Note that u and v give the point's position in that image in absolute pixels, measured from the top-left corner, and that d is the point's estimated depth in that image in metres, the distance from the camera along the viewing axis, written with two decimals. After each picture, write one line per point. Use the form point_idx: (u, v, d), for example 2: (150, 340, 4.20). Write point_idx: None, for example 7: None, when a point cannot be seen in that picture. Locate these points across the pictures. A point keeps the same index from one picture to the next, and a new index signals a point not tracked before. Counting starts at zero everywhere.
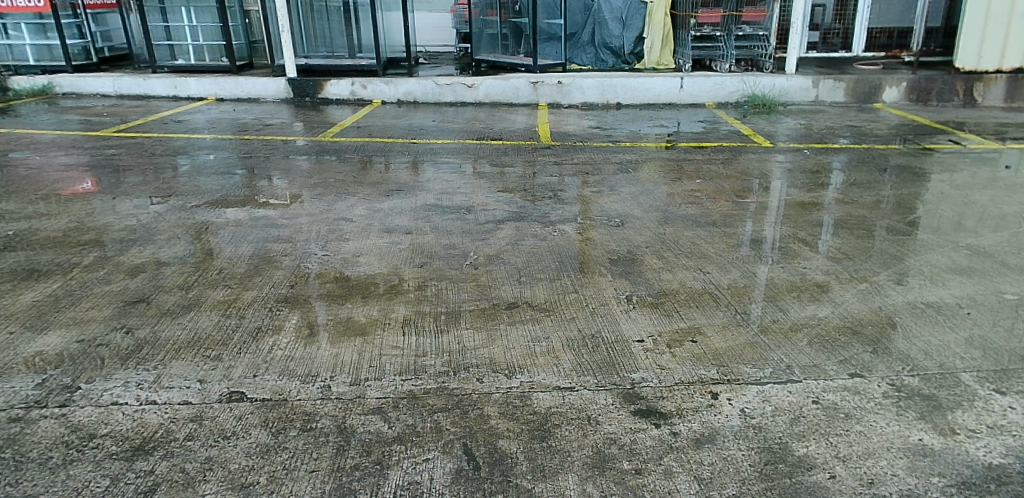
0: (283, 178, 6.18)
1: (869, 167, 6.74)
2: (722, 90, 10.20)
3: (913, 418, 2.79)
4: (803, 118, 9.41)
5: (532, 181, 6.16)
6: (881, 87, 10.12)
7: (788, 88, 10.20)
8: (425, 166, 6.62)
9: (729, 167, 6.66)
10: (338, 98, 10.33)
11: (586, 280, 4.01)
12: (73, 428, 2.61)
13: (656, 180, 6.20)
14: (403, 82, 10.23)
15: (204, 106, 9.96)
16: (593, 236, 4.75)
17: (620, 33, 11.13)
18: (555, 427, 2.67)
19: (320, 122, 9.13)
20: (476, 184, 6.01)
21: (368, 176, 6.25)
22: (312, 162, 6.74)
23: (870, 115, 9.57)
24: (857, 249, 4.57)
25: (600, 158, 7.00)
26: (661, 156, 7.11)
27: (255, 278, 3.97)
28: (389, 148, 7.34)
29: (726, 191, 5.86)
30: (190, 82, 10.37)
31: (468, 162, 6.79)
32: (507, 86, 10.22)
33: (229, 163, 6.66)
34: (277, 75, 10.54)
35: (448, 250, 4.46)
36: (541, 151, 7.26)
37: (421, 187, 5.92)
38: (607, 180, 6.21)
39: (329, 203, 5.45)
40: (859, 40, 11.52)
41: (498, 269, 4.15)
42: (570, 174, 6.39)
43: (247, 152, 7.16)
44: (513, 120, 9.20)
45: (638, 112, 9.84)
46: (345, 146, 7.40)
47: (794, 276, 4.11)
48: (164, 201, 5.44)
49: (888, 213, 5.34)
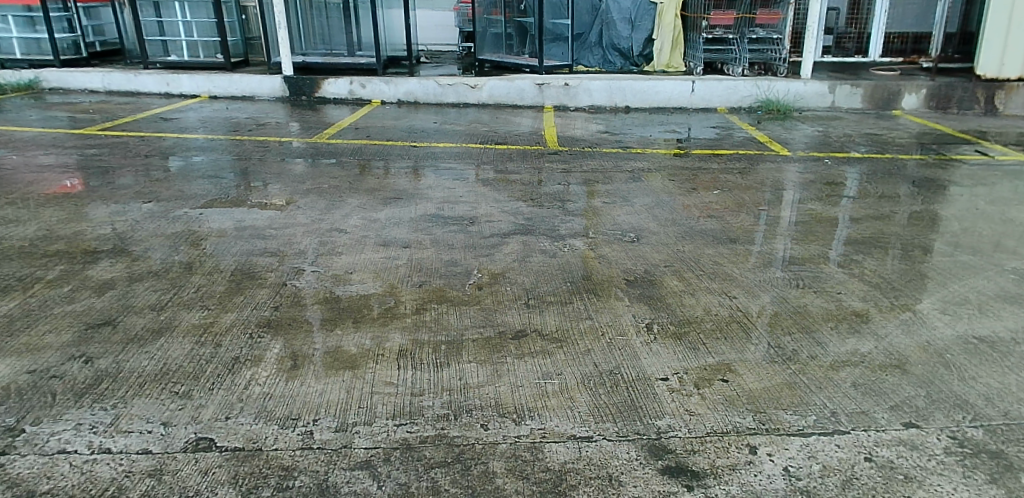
0: (274, 182, 5.81)
1: (896, 179, 6.37)
2: (734, 95, 9.85)
3: (982, 481, 2.43)
4: (819, 125, 9.05)
5: (539, 190, 5.80)
6: (899, 94, 9.77)
7: (803, 93, 9.84)
8: (426, 172, 6.25)
9: (746, 177, 6.29)
10: (336, 98, 9.97)
11: (601, 304, 3.65)
12: (9, 483, 2.26)
13: (671, 190, 5.84)
14: (404, 82, 9.85)
15: (197, 104, 9.60)
16: (606, 253, 4.38)
17: (629, 34, 10.79)
18: (572, 489, 2.30)
19: (317, 122, 8.76)
20: (480, 193, 5.65)
21: (365, 182, 5.88)
22: (306, 166, 6.37)
23: (888, 122, 9.21)
24: (894, 273, 4.20)
25: (610, 165, 6.63)
26: (674, 164, 6.74)
27: (236, 298, 3.61)
28: (389, 152, 6.98)
29: (746, 205, 5.48)
30: (183, 78, 9.99)
31: (472, 168, 6.43)
32: (512, 87, 9.86)
33: (219, 165, 6.29)
34: (274, 73, 10.17)
35: (449, 268, 4.10)
36: (549, 157, 6.89)
37: (421, 194, 5.57)
38: (618, 189, 5.85)
39: (323, 212, 5.08)
40: (876, 45, 11.13)
41: (504, 291, 3.78)
42: (577, 183, 6.04)
43: (239, 153, 6.79)
44: (518, 123, 8.83)
45: (648, 116, 9.47)
46: (342, 149, 7.04)
47: (829, 303, 3.74)
48: (145, 207, 5.08)
49: (922, 231, 4.97)
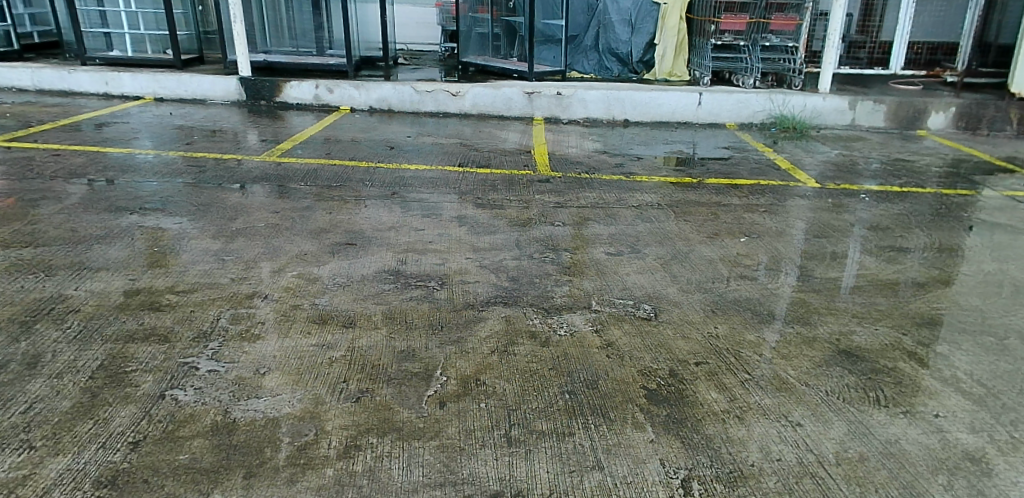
0: (197, 218, 4.64)
1: (951, 222, 5.33)
2: (746, 109, 8.79)
3: None
4: (841, 147, 8.04)
5: (527, 232, 4.69)
6: (928, 112, 8.75)
7: (822, 109, 8.79)
8: (390, 204, 5.14)
9: (776, 218, 5.24)
10: (299, 103, 8.79)
11: (613, 435, 2.59)
12: None
13: (689, 236, 4.78)
14: (376, 87, 8.69)
15: (137, 107, 8.38)
16: (617, 340, 3.28)
17: (628, 38, 9.74)
18: None
19: (272, 133, 7.60)
20: (455, 238, 4.54)
21: (312, 219, 4.74)
22: (244, 194, 5.20)
23: (917, 145, 8.20)
24: (1000, 377, 3.14)
25: (613, 198, 5.54)
26: (689, 198, 5.67)
27: (80, 425, 2.50)
28: (348, 175, 5.84)
29: (783, 261, 4.42)
30: (123, 77, 8.74)
31: (447, 199, 5.30)
32: (498, 95, 8.74)
33: (134, 193, 5.10)
34: (229, 73, 8.96)
35: (402, 365, 2.97)
36: (538, 186, 5.78)
37: (381, 239, 4.47)
38: (625, 234, 4.76)
39: (249, 266, 3.93)
40: (898, 56, 10.12)
41: (476, 412, 2.68)
42: (574, 221, 4.95)
43: (165, 174, 5.61)
44: (504, 138, 7.71)
45: (649, 132, 8.41)
46: (295, 170, 5.91)
47: (929, 436, 2.70)
48: (17, 256, 3.90)
49: (1011, 303, 3.91)
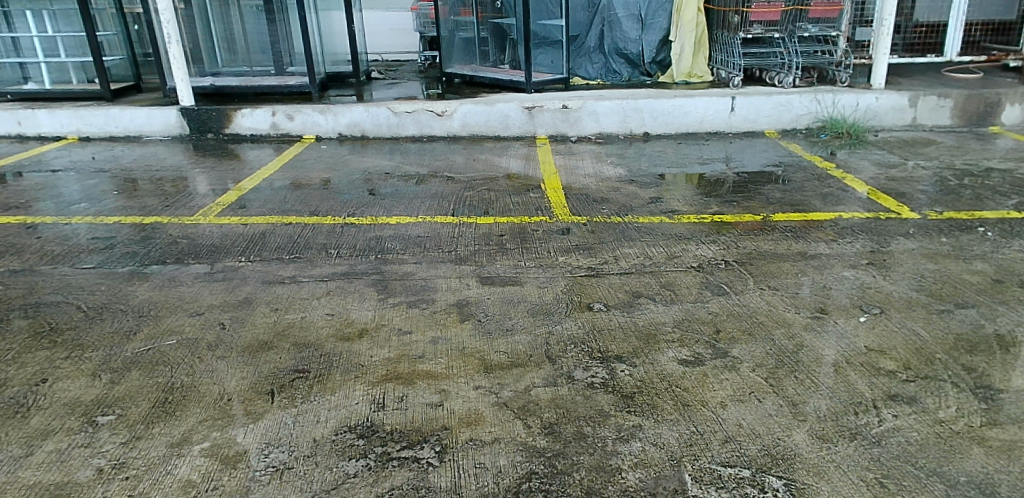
0: (79, 336, 3.20)
1: None
2: (787, 113, 7.39)
3: None
4: (911, 153, 6.65)
5: (558, 327, 3.28)
6: (1001, 105, 7.36)
7: (877, 108, 7.39)
8: (363, 287, 3.72)
9: (890, 277, 3.83)
10: (254, 134, 7.35)
11: None
12: None
13: (787, 317, 3.38)
14: (346, 111, 7.25)
15: (57, 151, 6.92)
16: None
17: (639, 36, 8.33)
18: None
19: (220, 176, 6.15)
20: (455, 345, 3.12)
21: (249, 324, 3.31)
22: (159, 283, 3.77)
23: (999, 146, 6.81)
24: None
25: (662, 256, 4.13)
26: (761, 247, 4.27)
27: None
28: (307, 239, 4.43)
29: (938, 358, 3.01)
30: (40, 115, 7.28)
31: (440, 273, 3.90)
32: (492, 112, 7.29)
33: (4, 292, 3.66)
34: (169, 103, 7.51)
35: None
36: (558, 241, 4.38)
37: (346, 355, 3.05)
38: (694, 320, 3.34)
39: (134, 435, 2.50)
40: (953, 41, 8.65)
41: None
42: (620, 302, 3.53)
43: (58, 256, 4.15)
44: (505, 167, 6.29)
45: (676, 148, 7.02)
46: (237, 235, 4.48)
47: None
48: None
49: None
